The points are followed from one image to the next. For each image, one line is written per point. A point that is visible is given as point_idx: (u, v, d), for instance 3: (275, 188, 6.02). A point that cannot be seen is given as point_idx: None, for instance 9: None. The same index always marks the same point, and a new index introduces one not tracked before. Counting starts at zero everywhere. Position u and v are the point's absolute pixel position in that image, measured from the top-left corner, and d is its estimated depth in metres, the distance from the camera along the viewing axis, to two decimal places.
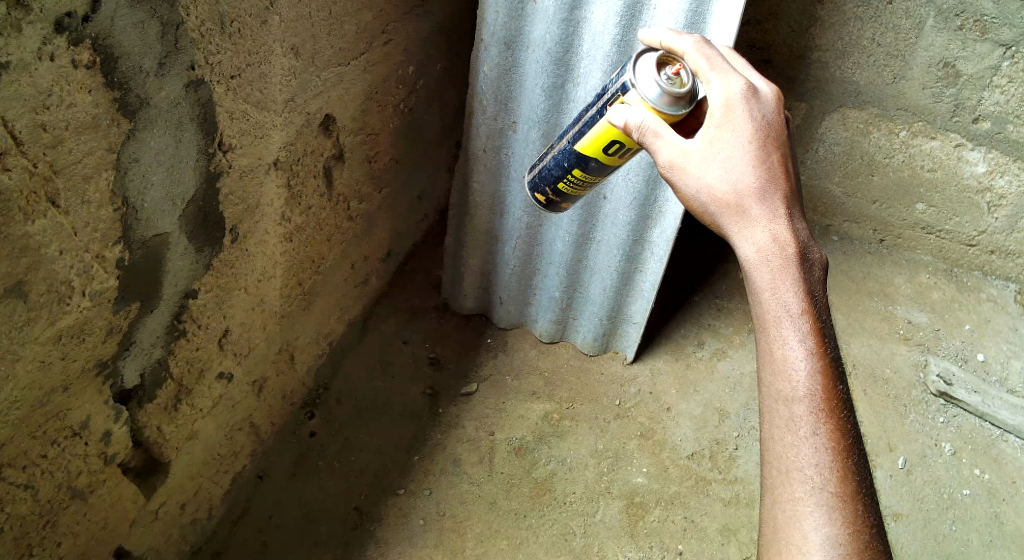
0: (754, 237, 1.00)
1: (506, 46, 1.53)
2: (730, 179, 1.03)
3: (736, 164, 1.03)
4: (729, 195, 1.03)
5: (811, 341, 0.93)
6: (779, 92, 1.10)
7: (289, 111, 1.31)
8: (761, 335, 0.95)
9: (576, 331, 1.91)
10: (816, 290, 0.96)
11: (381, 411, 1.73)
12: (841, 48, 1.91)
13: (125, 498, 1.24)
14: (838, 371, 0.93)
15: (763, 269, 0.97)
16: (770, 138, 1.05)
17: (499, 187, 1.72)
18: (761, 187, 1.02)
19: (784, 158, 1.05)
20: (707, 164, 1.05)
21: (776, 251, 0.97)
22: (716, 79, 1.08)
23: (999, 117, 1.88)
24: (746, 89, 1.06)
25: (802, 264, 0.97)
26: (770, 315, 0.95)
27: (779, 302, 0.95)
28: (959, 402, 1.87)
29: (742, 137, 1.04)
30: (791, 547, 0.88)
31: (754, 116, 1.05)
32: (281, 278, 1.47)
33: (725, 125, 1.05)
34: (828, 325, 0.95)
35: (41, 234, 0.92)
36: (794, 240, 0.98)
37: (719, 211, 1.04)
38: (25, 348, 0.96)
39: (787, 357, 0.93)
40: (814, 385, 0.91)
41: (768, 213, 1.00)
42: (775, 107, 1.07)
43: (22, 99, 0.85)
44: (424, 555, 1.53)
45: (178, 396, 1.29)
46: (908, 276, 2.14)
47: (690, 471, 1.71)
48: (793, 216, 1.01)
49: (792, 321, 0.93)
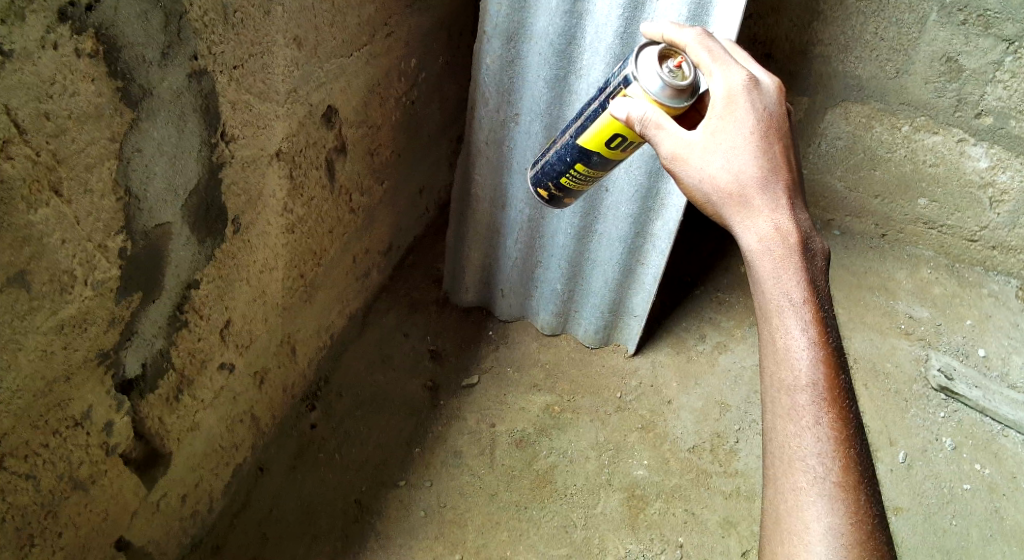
0: (756, 227, 1.00)
1: (509, 39, 1.52)
2: (732, 169, 1.03)
3: (738, 154, 1.03)
4: (731, 185, 1.03)
5: (814, 331, 0.93)
6: (780, 84, 1.09)
7: (292, 102, 1.31)
8: (764, 324, 0.96)
9: (577, 324, 1.91)
10: (818, 280, 0.96)
11: (381, 404, 1.74)
12: (844, 43, 1.90)
13: (126, 488, 1.24)
14: (841, 361, 0.93)
15: (764, 257, 0.97)
16: (772, 129, 1.04)
17: (502, 179, 1.72)
18: (764, 177, 1.01)
19: (787, 150, 1.05)
20: (710, 155, 1.05)
21: (778, 241, 0.98)
22: (718, 71, 1.08)
23: (1001, 112, 1.88)
24: (747, 80, 1.06)
25: (804, 254, 0.97)
26: (772, 304, 0.95)
27: (782, 291, 0.95)
28: (960, 397, 1.87)
29: (744, 127, 1.04)
30: (793, 537, 0.88)
31: (756, 107, 1.05)
32: (282, 270, 1.47)
33: (727, 116, 1.05)
34: (830, 315, 0.95)
35: (44, 224, 0.92)
36: (796, 229, 0.98)
37: (722, 201, 1.04)
38: (27, 337, 0.96)
39: (789, 346, 0.93)
40: (816, 375, 0.91)
41: (771, 202, 1.00)
42: (777, 99, 1.07)
43: (26, 88, 0.85)
44: (425, 546, 1.53)
45: (180, 387, 1.29)
46: (909, 271, 2.14)
47: (691, 464, 1.71)
48: (794, 206, 1.01)
49: (795, 311, 0.94)
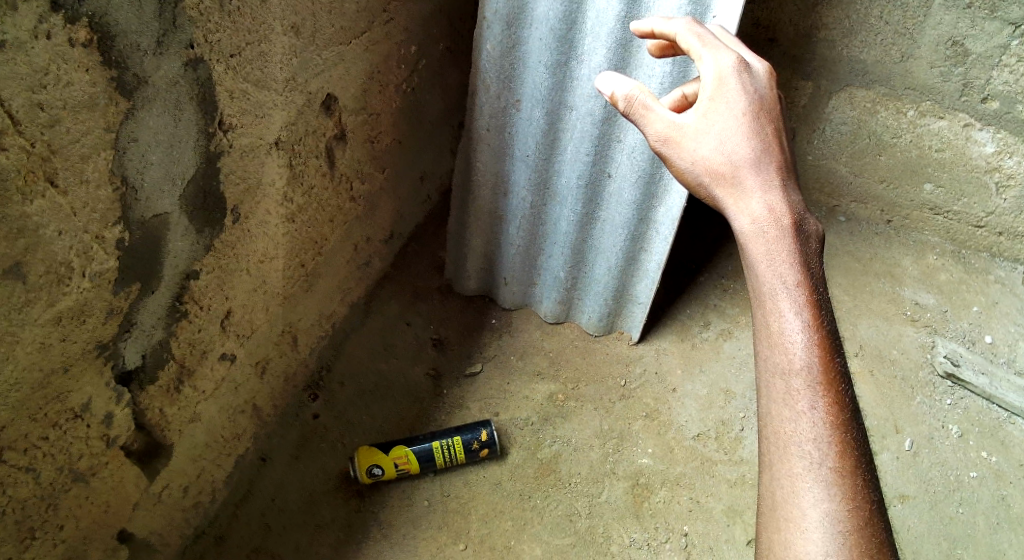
0: (749, 209, 0.99)
1: (509, 24, 1.50)
2: (725, 150, 1.04)
3: (731, 136, 1.04)
4: (724, 166, 1.03)
5: (807, 313, 0.92)
6: (770, 69, 1.11)
7: (289, 90, 1.30)
8: (757, 308, 0.94)
9: (580, 311, 1.89)
10: (812, 262, 0.95)
11: (384, 394, 1.73)
12: (848, 27, 1.88)
13: (127, 481, 1.23)
14: (835, 343, 0.92)
15: (757, 239, 0.96)
16: (763, 112, 1.06)
17: (503, 166, 1.70)
18: (756, 158, 1.02)
19: (778, 132, 1.06)
20: (702, 137, 1.06)
21: (771, 223, 0.97)
22: (708, 55, 1.09)
23: (1007, 96, 1.85)
24: (737, 63, 1.08)
25: (797, 236, 0.96)
26: (765, 288, 0.94)
27: (775, 274, 0.94)
28: (967, 384, 1.86)
29: (735, 109, 1.05)
30: (790, 524, 0.87)
31: (747, 90, 1.06)
32: (282, 259, 1.46)
33: (718, 97, 1.06)
34: (824, 298, 0.94)
35: (39, 215, 0.91)
36: (789, 212, 0.98)
37: (713, 182, 1.04)
38: (24, 329, 0.95)
39: (783, 330, 0.91)
40: (811, 359, 0.90)
41: (763, 184, 1.01)
42: (767, 82, 1.09)
43: (19, 78, 0.84)
44: (428, 536, 1.53)
45: (180, 378, 1.28)
46: (915, 257, 2.12)
47: (696, 451, 1.70)
48: (787, 188, 1.01)
49: (788, 294, 0.92)
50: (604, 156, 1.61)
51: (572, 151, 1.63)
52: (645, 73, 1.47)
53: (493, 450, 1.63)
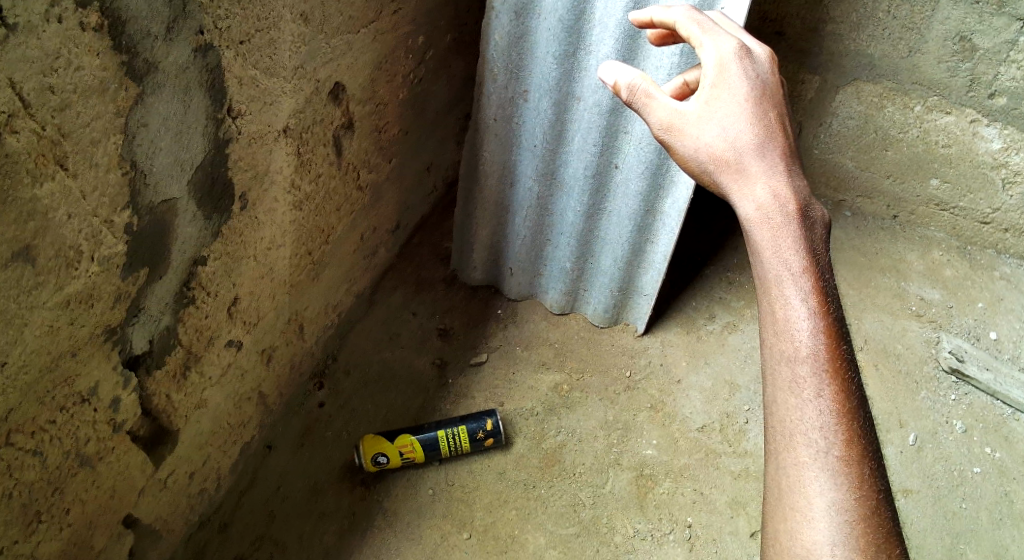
0: (754, 195, 0.99)
1: (517, 14, 1.50)
2: (727, 137, 1.04)
3: (733, 122, 1.04)
4: (727, 152, 1.04)
5: (813, 300, 0.92)
6: (772, 54, 1.12)
7: (298, 77, 1.30)
8: (762, 295, 0.94)
9: (586, 303, 1.89)
10: (817, 248, 0.95)
11: (390, 383, 1.74)
12: (856, 21, 1.88)
13: (133, 465, 1.24)
14: (842, 331, 0.92)
15: (763, 225, 0.96)
16: (765, 96, 1.06)
17: (510, 155, 1.70)
18: (760, 144, 1.03)
19: (781, 116, 1.06)
20: (705, 124, 1.06)
21: (776, 209, 0.97)
22: (709, 41, 1.10)
23: (1015, 92, 1.85)
24: (738, 49, 1.09)
25: (802, 222, 0.96)
26: (770, 275, 0.94)
27: (781, 261, 0.94)
28: (971, 379, 1.85)
29: (737, 95, 1.06)
30: (796, 513, 0.87)
31: (749, 75, 1.07)
32: (290, 246, 1.46)
33: (720, 84, 1.07)
34: (830, 285, 0.94)
35: (49, 198, 0.91)
36: (795, 198, 0.98)
37: (717, 169, 1.04)
38: (34, 313, 0.95)
39: (789, 317, 0.91)
40: (816, 346, 0.90)
41: (767, 169, 1.01)
42: (769, 67, 1.09)
43: (30, 61, 0.83)
44: (432, 525, 1.53)
45: (187, 364, 1.29)
46: (921, 253, 2.12)
47: (700, 444, 1.69)
48: (792, 173, 1.01)
49: (793, 280, 0.93)
50: (611, 146, 1.61)
51: (579, 141, 1.63)
52: (651, 64, 1.47)
53: (498, 439, 1.64)
